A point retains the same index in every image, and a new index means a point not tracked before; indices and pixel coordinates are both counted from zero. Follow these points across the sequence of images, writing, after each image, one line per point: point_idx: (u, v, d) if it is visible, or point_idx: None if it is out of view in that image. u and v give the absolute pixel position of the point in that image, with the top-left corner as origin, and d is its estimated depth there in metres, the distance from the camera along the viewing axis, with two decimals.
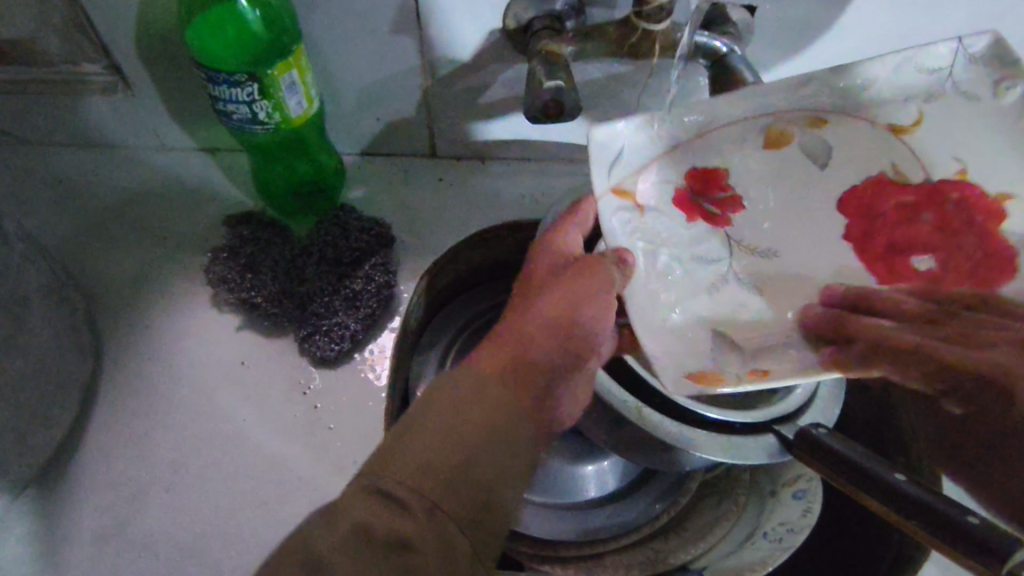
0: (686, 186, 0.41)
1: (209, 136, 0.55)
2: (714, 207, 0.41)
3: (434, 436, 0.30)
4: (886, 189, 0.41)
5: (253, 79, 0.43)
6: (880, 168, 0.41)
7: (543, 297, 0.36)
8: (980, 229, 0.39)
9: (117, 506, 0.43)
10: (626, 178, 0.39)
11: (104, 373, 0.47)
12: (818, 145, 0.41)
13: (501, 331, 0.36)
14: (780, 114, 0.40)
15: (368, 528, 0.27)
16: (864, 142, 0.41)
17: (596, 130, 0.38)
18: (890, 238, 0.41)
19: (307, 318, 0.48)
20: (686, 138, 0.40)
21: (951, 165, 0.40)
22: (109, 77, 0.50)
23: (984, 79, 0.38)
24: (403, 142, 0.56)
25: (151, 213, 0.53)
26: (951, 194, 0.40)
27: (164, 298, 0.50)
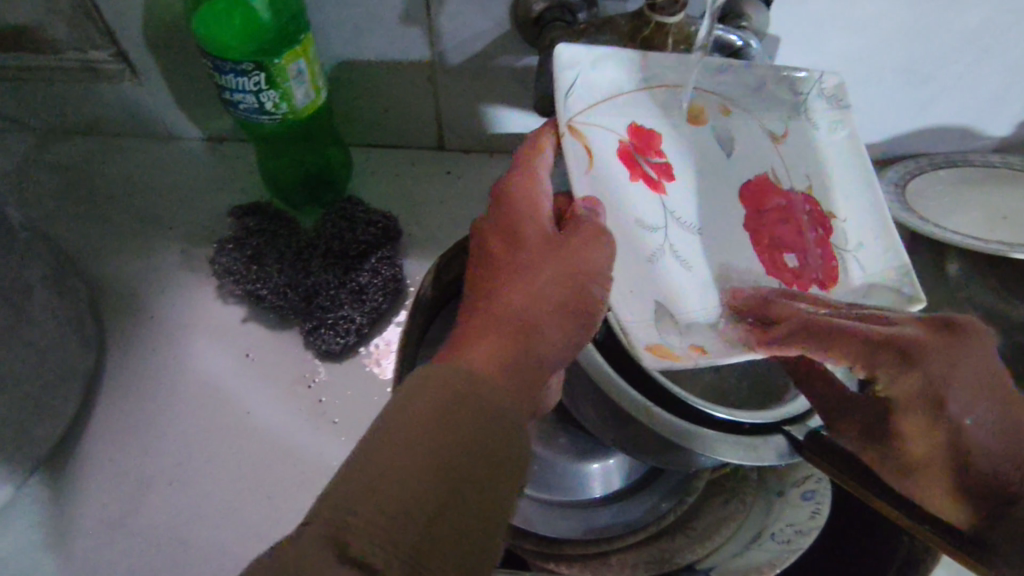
0: (629, 142, 0.39)
1: (216, 124, 0.55)
2: (653, 171, 0.40)
3: (438, 424, 0.24)
4: (771, 189, 0.42)
5: (260, 67, 0.41)
6: (765, 168, 0.42)
7: (545, 267, 0.32)
8: (822, 239, 0.41)
9: (125, 493, 0.45)
10: (581, 113, 0.38)
11: (110, 362, 0.48)
12: (722, 133, 0.42)
13: (495, 305, 0.31)
14: (700, 89, 0.41)
15: (384, 531, 0.21)
16: (756, 143, 0.42)
17: (561, 48, 0.37)
18: (774, 235, 0.41)
19: (312, 311, 0.48)
20: (636, 91, 0.40)
21: (803, 181, 0.42)
22: (116, 66, 0.49)
23: (825, 109, 0.43)
24: (412, 134, 0.56)
25: (157, 203, 0.54)
26: (812, 207, 0.42)
27: (168, 289, 0.51)
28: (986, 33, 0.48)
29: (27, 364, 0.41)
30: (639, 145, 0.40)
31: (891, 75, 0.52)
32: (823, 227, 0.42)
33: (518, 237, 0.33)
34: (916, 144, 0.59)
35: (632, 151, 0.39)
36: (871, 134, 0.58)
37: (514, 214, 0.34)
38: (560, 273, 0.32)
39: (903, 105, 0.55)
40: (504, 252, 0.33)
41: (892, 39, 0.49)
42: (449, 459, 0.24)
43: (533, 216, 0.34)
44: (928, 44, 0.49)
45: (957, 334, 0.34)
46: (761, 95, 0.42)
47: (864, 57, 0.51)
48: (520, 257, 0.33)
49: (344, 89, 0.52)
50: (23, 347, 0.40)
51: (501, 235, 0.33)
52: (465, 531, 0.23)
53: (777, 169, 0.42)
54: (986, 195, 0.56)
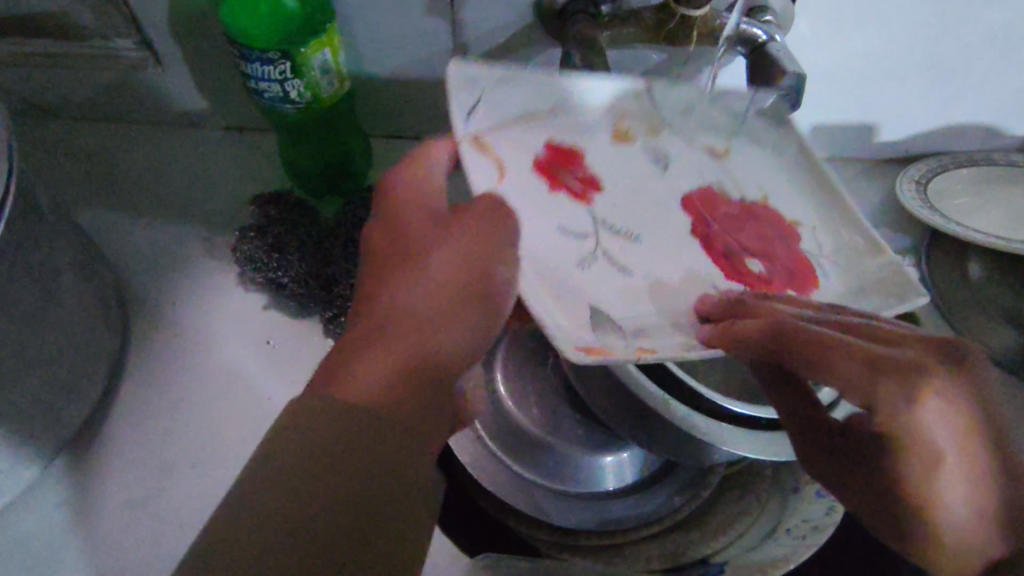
0: (545, 156, 0.41)
1: (238, 113, 0.55)
2: (577, 185, 0.41)
3: (312, 430, 0.26)
4: (715, 200, 0.43)
5: (286, 57, 0.41)
6: (710, 180, 0.44)
7: (433, 257, 0.33)
8: (786, 244, 0.41)
9: (148, 476, 0.45)
10: (487, 129, 0.38)
11: (132, 347, 0.49)
12: (655, 150, 0.44)
13: (387, 303, 0.31)
14: (626, 108, 0.43)
15: (270, 539, 0.23)
16: (693, 159, 0.44)
17: (454, 60, 0.37)
18: (728, 243, 0.42)
19: (332, 300, 0.49)
20: (550, 108, 0.41)
21: (756, 193, 0.43)
22: (139, 54, 0.50)
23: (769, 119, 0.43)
24: (431, 125, 0.56)
25: (178, 190, 0.55)
26: (771, 218, 0.43)
27: (190, 275, 0.51)
28: (1013, 30, 0.48)
29: (54, 347, 0.41)
30: (557, 166, 0.41)
31: (915, 72, 0.52)
32: (789, 237, 0.42)
33: (410, 229, 0.34)
34: (937, 142, 0.58)
35: (546, 169, 0.41)
36: (893, 131, 0.58)
37: (410, 208, 0.34)
38: (463, 259, 0.32)
39: (926, 102, 0.54)
40: (408, 247, 0.33)
41: (917, 36, 0.49)
42: (342, 493, 0.25)
43: (420, 209, 0.34)
44: (954, 41, 0.49)
45: (961, 361, 0.29)
46: (693, 115, 0.44)
47: (888, 53, 0.50)
48: (428, 248, 0.33)
49: (366, 79, 0.52)
50: (50, 331, 0.41)
51: (403, 231, 0.34)
52: (345, 524, 0.24)
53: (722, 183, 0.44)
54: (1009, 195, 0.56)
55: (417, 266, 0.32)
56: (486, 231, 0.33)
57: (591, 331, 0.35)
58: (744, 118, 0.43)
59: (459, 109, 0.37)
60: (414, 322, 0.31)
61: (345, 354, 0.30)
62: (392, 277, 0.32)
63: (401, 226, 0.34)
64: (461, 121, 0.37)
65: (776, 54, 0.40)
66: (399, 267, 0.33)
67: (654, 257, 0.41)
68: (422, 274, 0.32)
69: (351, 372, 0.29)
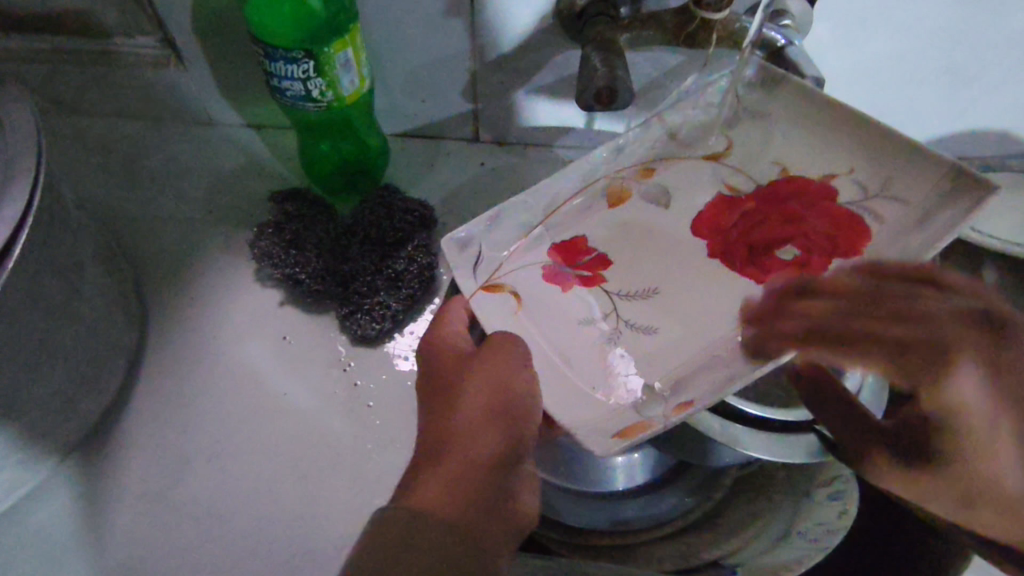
0: (552, 261, 0.42)
1: (257, 111, 0.55)
2: (586, 271, 0.42)
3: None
4: (733, 203, 0.42)
5: (309, 56, 0.42)
6: (715, 191, 0.42)
7: (466, 389, 0.36)
8: (822, 211, 0.39)
9: (166, 469, 0.46)
10: (493, 270, 0.42)
11: (152, 340, 0.49)
12: (658, 190, 0.43)
13: (428, 445, 0.34)
14: (610, 173, 0.44)
15: None
16: (696, 177, 0.43)
17: (446, 239, 0.41)
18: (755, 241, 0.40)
19: (349, 297, 0.49)
20: (539, 218, 0.43)
21: (772, 170, 0.42)
22: (161, 51, 0.50)
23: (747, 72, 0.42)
24: (447, 125, 0.56)
25: (197, 187, 0.55)
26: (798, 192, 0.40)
27: (209, 271, 0.52)
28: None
29: (75, 339, 0.42)
30: (564, 258, 0.42)
31: (932, 77, 0.52)
32: (819, 204, 0.40)
33: (439, 373, 0.38)
34: (952, 148, 0.58)
35: (560, 267, 0.42)
36: (908, 135, 0.58)
37: (433, 364, 0.38)
38: (488, 386, 0.35)
39: (943, 108, 0.54)
40: (439, 393, 0.37)
41: (935, 41, 0.49)
42: None
43: (449, 349, 0.38)
44: (972, 46, 0.49)
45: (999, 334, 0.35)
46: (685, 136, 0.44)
47: (905, 60, 0.50)
48: (456, 384, 0.36)
49: (384, 79, 0.52)
50: (73, 323, 0.41)
51: (435, 379, 0.38)
52: None
53: (731, 182, 0.42)
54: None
55: (447, 408, 0.35)
56: (499, 352, 0.36)
57: (630, 409, 0.37)
58: (736, 100, 0.43)
59: (464, 271, 0.41)
60: (458, 450, 0.33)
61: (413, 485, 0.32)
62: (428, 426, 0.35)
63: (432, 373, 0.38)
64: (471, 275, 0.41)
65: (796, 61, 0.41)
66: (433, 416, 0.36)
67: (677, 310, 0.40)
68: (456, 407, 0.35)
69: (416, 493, 0.31)
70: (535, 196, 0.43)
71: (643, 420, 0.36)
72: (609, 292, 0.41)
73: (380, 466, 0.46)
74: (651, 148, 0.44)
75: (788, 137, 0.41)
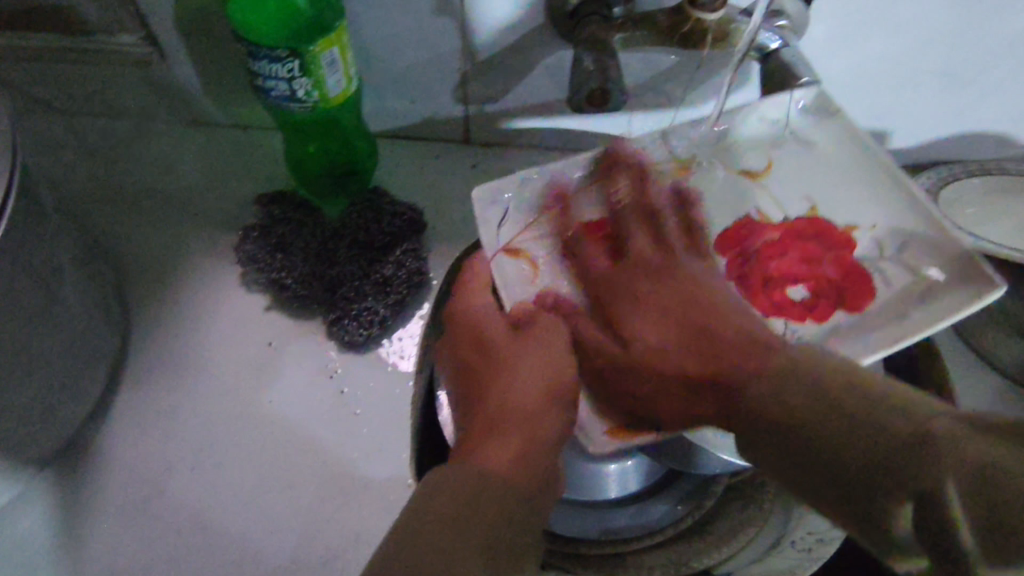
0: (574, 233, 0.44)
1: (244, 110, 0.54)
2: (603, 261, 0.43)
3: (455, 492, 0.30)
4: (752, 228, 0.45)
5: (294, 55, 0.41)
6: (748, 211, 0.45)
7: (523, 358, 0.37)
8: (836, 258, 0.43)
9: (148, 478, 0.45)
10: (513, 237, 0.44)
11: (134, 346, 0.49)
12: (692, 188, 0.45)
13: (484, 402, 0.36)
14: (654, 163, 0.45)
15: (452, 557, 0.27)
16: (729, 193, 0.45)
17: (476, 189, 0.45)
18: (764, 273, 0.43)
19: (336, 302, 0.48)
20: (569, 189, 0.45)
21: (803, 204, 0.45)
22: (144, 49, 0.49)
23: (817, 104, 0.45)
24: (437, 125, 0.55)
25: (182, 188, 0.54)
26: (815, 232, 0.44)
27: (193, 275, 0.51)
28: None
29: (55, 346, 0.41)
30: (582, 233, 0.43)
31: (930, 79, 0.51)
32: (840, 246, 0.43)
33: (481, 341, 0.38)
34: (948, 151, 0.58)
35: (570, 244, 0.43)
36: (907, 137, 0.57)
37: (465, 331, 0.39)
38: (538, 370, 0.36)
39: (940, 111, 0.54)
40: (481, 370, 0.37)
41: (934, 43, 0.48)
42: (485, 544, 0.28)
43: (491, 328, 0.39)
44: (972, 49, 0.48)
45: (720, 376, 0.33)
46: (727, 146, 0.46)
47: (902, 62, 0.50)
48: (504, 363, 0.37)
49: (373, 78, 0.51)
50: (51, 329, 0.40)
51: (467, 361, 0.38)
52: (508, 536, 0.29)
53: (761, 208, 0.45)
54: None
55: (494, 380, 0.36)
56: (545, 339, 0.38)
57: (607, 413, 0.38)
58: (790, 130, 0.46)
59: (488, 232, 0.44)
60: (513, 415, 0.35)
61: (461, 458, 0.33)
62: (472, 394, 0.37)
63: (467, 342, 0.39)
64: (493, 234, 0.44)
65: (793, 62, 0.42)
66: (481, 393, 0.36)
67: None
68: (502, 381, 0.36)
69: (472, 460, 0.32)
70: (540, 176, 0.45)
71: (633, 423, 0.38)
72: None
73: (366, 475, 0.45)
74: (681, 151, 0.46)
75: (821, 179, 0.45)
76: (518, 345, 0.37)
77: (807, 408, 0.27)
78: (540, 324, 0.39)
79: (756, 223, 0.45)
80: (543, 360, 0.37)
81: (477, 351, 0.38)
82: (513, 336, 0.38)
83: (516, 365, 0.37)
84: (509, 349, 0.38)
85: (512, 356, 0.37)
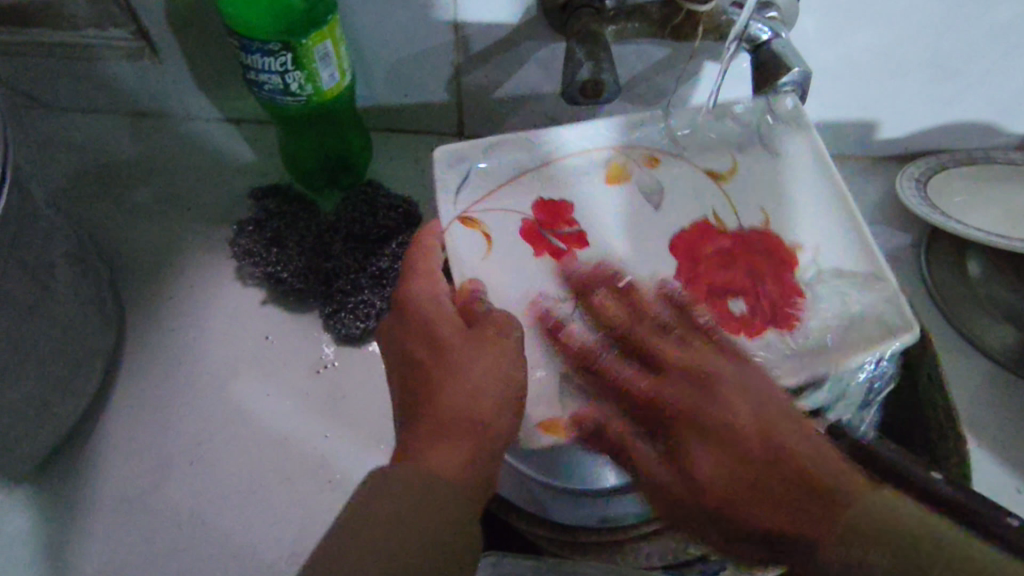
0: (534, 219, 0.38)
1: (235, 104, 0.54)
2: (561, 241, 0.37)
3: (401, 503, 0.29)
4: (709, 236, 0.37)
5: (287, 48, 0.41)
6: (703, 214, 0.38)
7: (473, 360, 0.32)
8: (777, 272, 0.36)
9: (145, 473, 0.45)
10: (473, 206, 0.38)
11: (129, 342, 0.48)
12: (651, 180, 0.39)
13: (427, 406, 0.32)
14: (622, 147, 0.40)
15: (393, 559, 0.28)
16: (690, 179, 0.39)
17: (438, 152, 0.39)
18: (712, 287, 0.36)
19: (332, 295, 0.48)
20: (535, 167, 0.39)
21: (757, 216, 0.38)
22: (135, 42, 0.49)
23: (789, 101, 0.40)
24: (431, 119, 0.56)
25: (175, 184, 0.54)
26: (769, 243, 0.37)
27: (188, 270, 0.51)
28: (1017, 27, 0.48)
29: (48, 341, 0.41)
30: (545, 219, 0.38)
31: (919, 68, 0.52)
32: (789, 263, 0.36)
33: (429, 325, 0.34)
34: (937, 141, 0.58)
35: (539, 226, 0.38)
36: (896, 127, 0.58)
37: (417, 316, 0.35)
38: (487, 380, 0.31)
39: (929, 100, 0.54)
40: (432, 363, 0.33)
41: (921, 33, 0.49)
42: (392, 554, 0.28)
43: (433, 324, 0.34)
44: (959, 39, 0.49)
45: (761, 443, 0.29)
46: (701, 132, 0.40)
47: (892, 52, 0.50)
48: (447, 364, 0.33)
49: (366, 72, 0.51)
50: (44, 324, 0.40)
51: (413, 352, 0.34)
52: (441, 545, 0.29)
53: (716, 210, 0.38)
54: (1015, 195, 0.55)
55: (434, 385, 0.32)
56: (497, 343, 0.32)
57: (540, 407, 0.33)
58: (762, 125, 0.40)
59: (446, 194, 0.38)
60: (452, 426, 0.31)
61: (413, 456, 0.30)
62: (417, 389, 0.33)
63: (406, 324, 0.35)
64: (451, 196, 0.38)
65: (783, 51, 0.40)
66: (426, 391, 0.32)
67: (635, 330, 0.35)
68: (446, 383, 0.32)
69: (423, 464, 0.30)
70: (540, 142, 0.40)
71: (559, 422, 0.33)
72: (562, 277, 0.36)
73: (365, 467, 0.45)
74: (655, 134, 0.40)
75: (787, 181, 0.38)
76: (460, 344, 0.33)
77: (804, 466, 0.28)
78: (494, 322, 0.33)
79: (707, 231, 0.37)
80: (496, 368, 0.32)
81: (424, 343, 0.34)
82: (465, 331, 0.33)
83: (456, 369, 0.32)
84: (457, 347, 0.33)
85: (452, 356, 0.33)
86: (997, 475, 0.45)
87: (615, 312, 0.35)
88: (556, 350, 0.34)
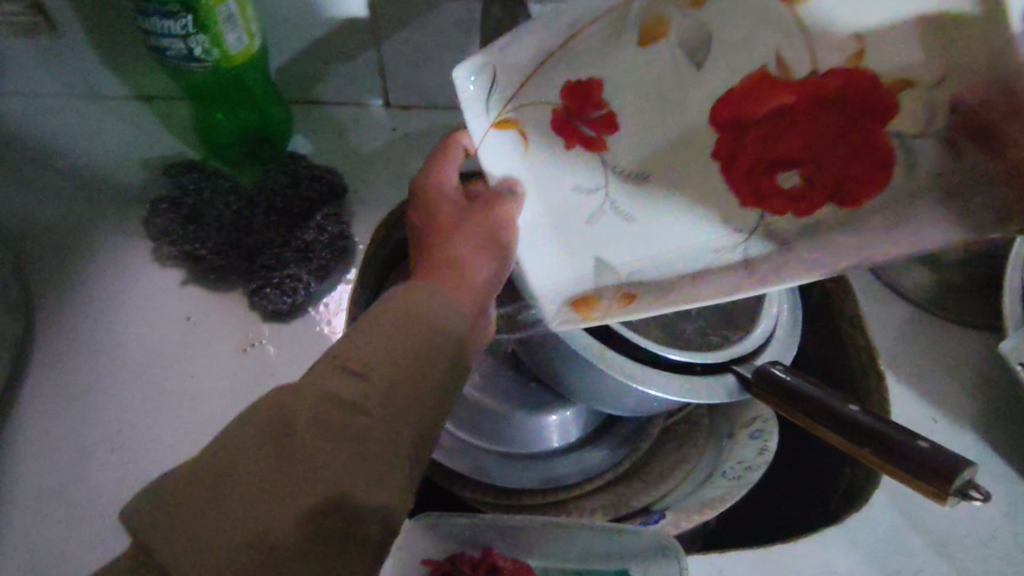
0: (561, 105, 0.34)
1: (146, 81, 0.52)
2: (591, 130, 0.34)
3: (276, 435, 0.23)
4: (766, 89, 0.30)
5: (188, 9, 0.39)
6: (761, 61, 0.30)
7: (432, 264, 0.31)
8: (866, 135, 0.27)
9: (64, 465, 0.43)
10: (507, 107, 0.34)
11: (38, 332, 0.46)
12: (698, 32, 0.32)
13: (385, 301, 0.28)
14: None
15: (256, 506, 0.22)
16: (743, 24, 0.30)
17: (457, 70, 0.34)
18: (758, 158, 0.31)
19: (256, 271, 0.46)
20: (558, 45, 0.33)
21: (848, 41, 0.27)
22: (26, 15, 0.46)
23: None
24: (353, 89, 0.54)
25: (82, 165, 0.51)
26: (865, 102, 0.27)
27: (100, 254, 0.48)
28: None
29: None
30: (572, 105, 0.34)
31: None
32: (884, 115, 0.27)
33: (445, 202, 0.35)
34: None
35: (567, 117, 0.34)
36: None
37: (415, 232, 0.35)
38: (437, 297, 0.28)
39: None
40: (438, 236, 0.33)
41: None
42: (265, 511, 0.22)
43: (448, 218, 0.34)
44: None
45: None
46: None
47: None
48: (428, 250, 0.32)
49: (280, 39, 0.50)
50: None
51: (415, 240, 0.35)
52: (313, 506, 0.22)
53: (783, 54, 0.29)
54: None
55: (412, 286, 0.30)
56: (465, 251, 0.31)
57: (574, 282, 0.34)
58: None
59: (471, 105, 0.35)
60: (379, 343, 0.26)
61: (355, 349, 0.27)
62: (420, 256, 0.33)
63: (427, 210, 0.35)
64: (482, 104, 0.34)
65: None
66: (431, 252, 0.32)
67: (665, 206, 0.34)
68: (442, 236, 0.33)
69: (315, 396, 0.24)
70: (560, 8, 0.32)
71: (595, 291, 0.34)
72: (606, 167, 0.35)
73: None
74: None
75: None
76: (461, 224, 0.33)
77: None
78: (478, 215, 0.33)
79: (764, 87, 0.30)
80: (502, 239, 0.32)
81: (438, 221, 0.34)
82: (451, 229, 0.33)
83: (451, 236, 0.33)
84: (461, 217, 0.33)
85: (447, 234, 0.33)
86: (919, 405, 0.46)
87: (652, 189, 0.34)
88: (575, 249, 0.35)
